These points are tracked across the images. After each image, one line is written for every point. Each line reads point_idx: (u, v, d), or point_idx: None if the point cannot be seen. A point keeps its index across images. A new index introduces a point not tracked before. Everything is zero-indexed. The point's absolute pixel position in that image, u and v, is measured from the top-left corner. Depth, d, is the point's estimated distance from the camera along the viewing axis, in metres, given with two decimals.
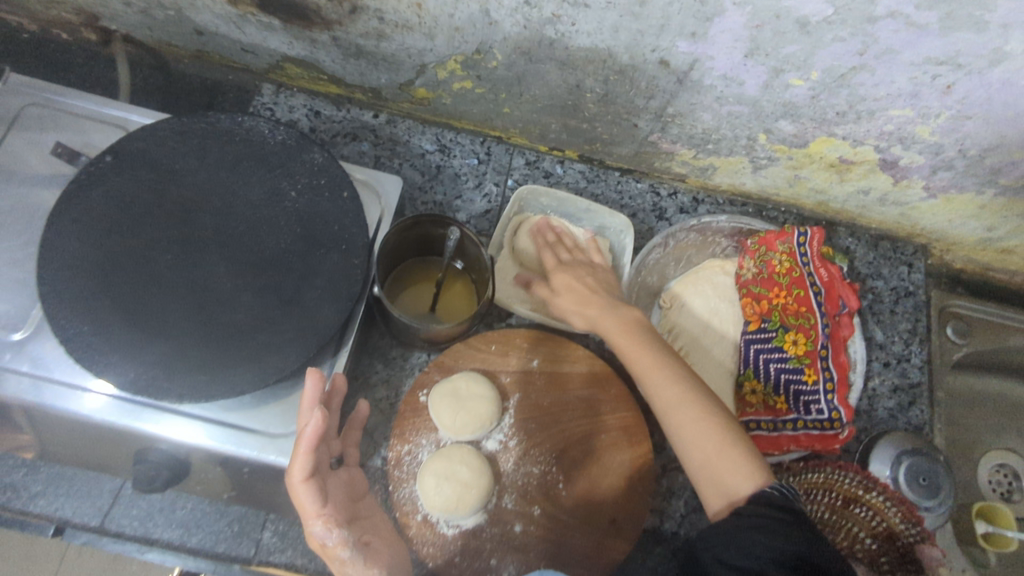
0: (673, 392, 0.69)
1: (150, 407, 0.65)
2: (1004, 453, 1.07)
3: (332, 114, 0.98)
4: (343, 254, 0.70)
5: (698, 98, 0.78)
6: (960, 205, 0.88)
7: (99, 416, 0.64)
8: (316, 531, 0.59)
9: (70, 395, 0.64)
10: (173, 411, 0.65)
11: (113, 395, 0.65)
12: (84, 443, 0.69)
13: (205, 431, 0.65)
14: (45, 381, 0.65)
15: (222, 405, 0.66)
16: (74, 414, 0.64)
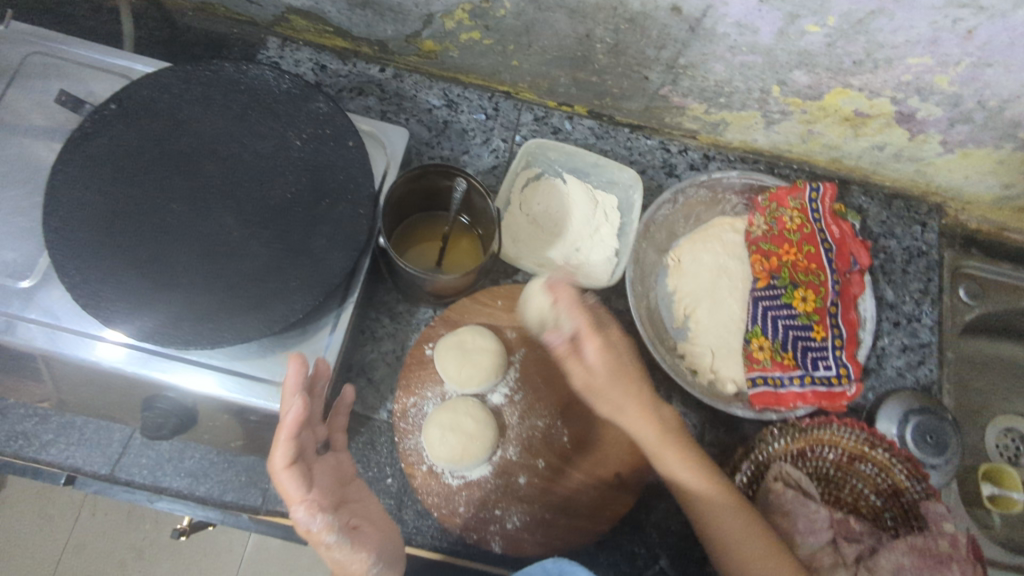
0: (716, 503, 0.67)
1: (166, 357, 0.66)
2: (1012, 417, 1.07)
3: (337, 68, 0.96)
4: (349, 205, 0.69)
5: (710, 47, 0.76)
6: (977, 161, 0.86)
7: (115, 364, 0.64)
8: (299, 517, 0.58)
9: (85, 344, 0.65)
10: (188, 361, 0.66)
11: (130, 344, 0.65)
12: (96, 391, 0.69)
13: (219, 381, 0.66)
14: (59, 329, 0.65)
15: (236, 356, 0.67)
16: (90, 362, 0.64)
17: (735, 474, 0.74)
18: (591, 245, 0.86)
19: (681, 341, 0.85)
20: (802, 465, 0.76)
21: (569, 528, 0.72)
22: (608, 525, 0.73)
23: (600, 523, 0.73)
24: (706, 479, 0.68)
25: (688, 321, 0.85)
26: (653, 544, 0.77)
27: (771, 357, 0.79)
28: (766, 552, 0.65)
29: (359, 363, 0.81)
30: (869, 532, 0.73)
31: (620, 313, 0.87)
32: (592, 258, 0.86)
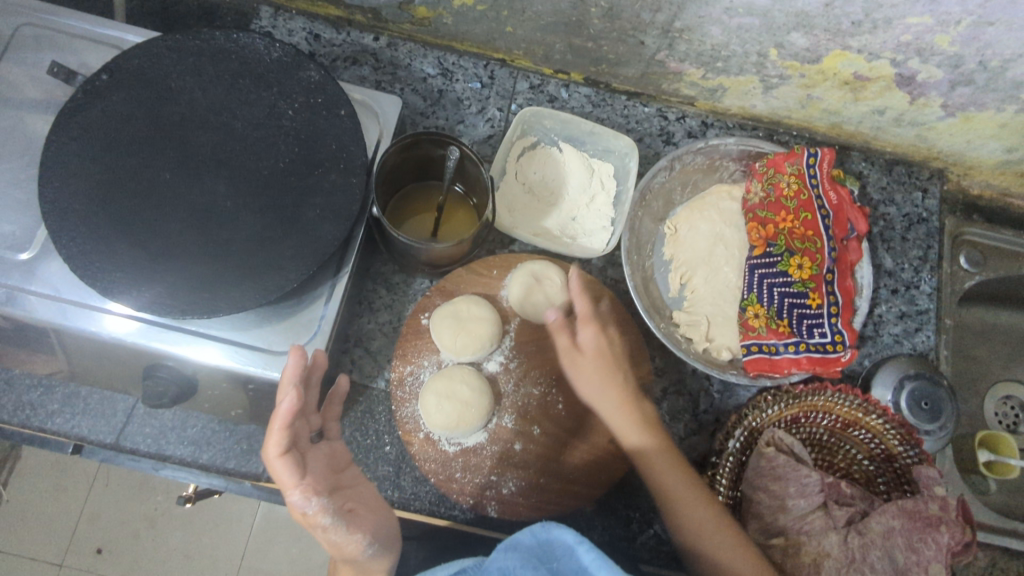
0: (680, 487, 0.69)
1: (178, 330, 0.67)
2: (1011, 384, 1.07)
3: (331, 37, 0.95)
4: (341, 174, 0.69)
5: (706, 10, 0.75)
6: (980, 124, 0.85)
7: (129, 339, 0.65)
8: (294, 504, 0.59)
9: (98, 318, 0.66)
10: (199, 333, 0.67)
11: (143, 319, 0.66)
12: (100, 360, 0.70)
13: (229, 353, 0.67)
14: (70, 304, 0.66)
15: (240, 327, 0.68)
16: (103, 336, 0.65)
17: (729, 440, 0.74)
18: (587, 215, 0.86)
19: (677, 310, 0.86)
20: (795, 430, 0.78)
21: (562, 494, 0.74)
22: (601, 490, 0.74)
23: (594, 488, 0.74)
24: (673, 466, 0.70)
25: (684, 288, 0.86)
26: (648, 508, 0.78)
27: (767, 324, 0.79)
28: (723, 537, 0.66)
29: (356, 333, 0.82)
30: (861, 496, 0.73)
31: (616, 281, 0.87)
32: (588, 227, 0.86)
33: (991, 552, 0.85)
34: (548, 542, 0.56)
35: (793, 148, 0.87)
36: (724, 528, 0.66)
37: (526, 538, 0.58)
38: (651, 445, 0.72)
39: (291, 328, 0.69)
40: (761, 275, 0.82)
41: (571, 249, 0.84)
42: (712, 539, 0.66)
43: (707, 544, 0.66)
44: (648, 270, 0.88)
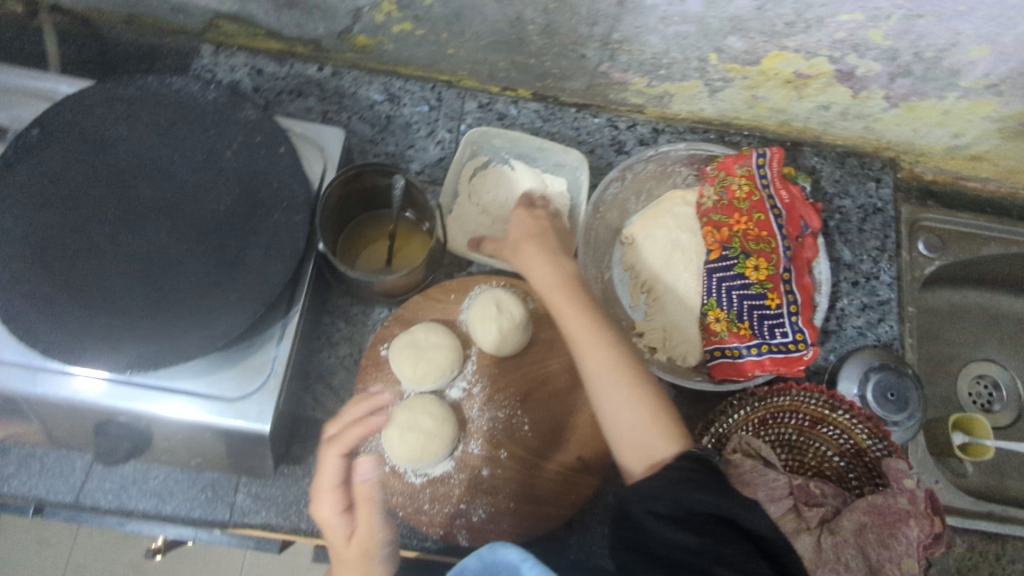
0: (601, 358, 0.67)
1: (150, 387, 0.65)
2: (983, 364, 1.08)
3: (274, 71, 0.94)
4: (284, 212, 0.68)
5: (642, 20, 0.75)
6: (924, 113, 0.85)
7: (102, 401, 0.64)
8: (325, 510, 0.65)
9: (69, 382, 0.64)
10: (170, 390, 0.66)
11: (115, 379, 0.65)
12: (59, 422, 0.68)
13: (203, 407, 0.65)
14: (40, 370, 0.64)
15: (213, 379, 0.66)
16: (75, 400, 0.64)
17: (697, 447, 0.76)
18: None
19: (639, 320, 0.85)
20: (764, 433, 0.78)
21: (533, 517, 0.73)
22: (573, 510, 0.73)
23: (565, 509, 0.73)
24: (602, 340, 0.68)
25: (646, 297, 0.85)
26: None
27: (727, 328, 0.80)
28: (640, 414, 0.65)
29: (317, 369, 0.80)
30: (834, 493, 0.73)
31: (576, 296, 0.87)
32: None
33: (970, 536, 0.85)
34: (495, 562, 0.56)
35: (743, 149, 0.88)
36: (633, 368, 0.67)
37: (472, 563, 0.58)
38: (577, 315, 0.70)
39: (242, 373, 0.67)
40: (718, 279, 0.82)
41: None
42: (628, 408, 0.65)
43: (624, 399, 0.65)
44: (605, 279, 0.88)
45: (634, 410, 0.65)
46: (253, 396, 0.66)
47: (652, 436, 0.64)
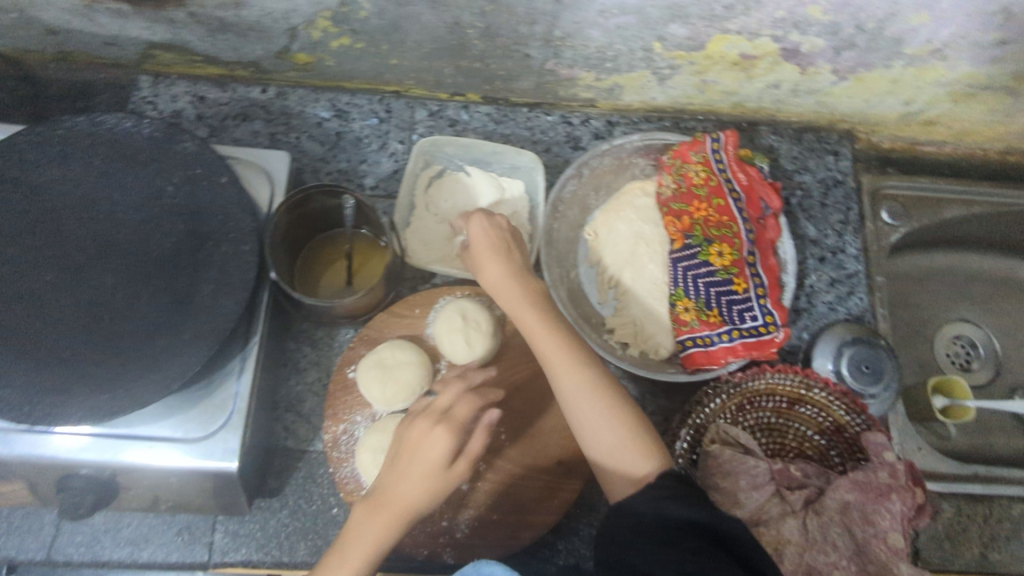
0: (574, 380, 0.66)
1: (128, 438, 0.64)
2: (958, 324, 1.08)
3: (217, 96, 0.92)
4: (232, 243, 0.67)
5: (581, 15, 0.73)
6: (873, 83, 0.85)
7: (81, 457, 0.62)
8: (429, 439, 0.65)
9: (45, 441, 0.62)
10: (148, 437, 0.64)
11: (94, 433, 0.63)
12: (30, 483, 0.66)
13: (181, 451, 0.64)
14: (13, 433, 0.62)
15: (188, 422, 0.65)
16: (54, 460, 0.62)
17: (676, 442, 0.74)
18: None
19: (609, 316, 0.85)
20: (742, 419, 0.77)
21: (516, 527, 0.72)
22: (556, 515, 0.72)
23: (548, 515, 0.72)
24: (571, 360, 0.67)
25: (614, 292, 0.85)
26: None
27: (697, 317, 0.79)
28: (617, 433, 0.64)
29: (286, 397, 0.79)
30: (817, 473, 0.73)
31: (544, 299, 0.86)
32: None
33: (957, 500, 0.85)
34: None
35: (696, 135, 0.88)
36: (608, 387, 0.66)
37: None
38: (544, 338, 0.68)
39: (204, 412, 0.65)
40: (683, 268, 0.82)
41: None
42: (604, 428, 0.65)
43: (603, 419, 0.65)
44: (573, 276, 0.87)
45: (610, 430, 0.65)
46: (217, 434, 0.65)
47: (630, 457, 0.63)
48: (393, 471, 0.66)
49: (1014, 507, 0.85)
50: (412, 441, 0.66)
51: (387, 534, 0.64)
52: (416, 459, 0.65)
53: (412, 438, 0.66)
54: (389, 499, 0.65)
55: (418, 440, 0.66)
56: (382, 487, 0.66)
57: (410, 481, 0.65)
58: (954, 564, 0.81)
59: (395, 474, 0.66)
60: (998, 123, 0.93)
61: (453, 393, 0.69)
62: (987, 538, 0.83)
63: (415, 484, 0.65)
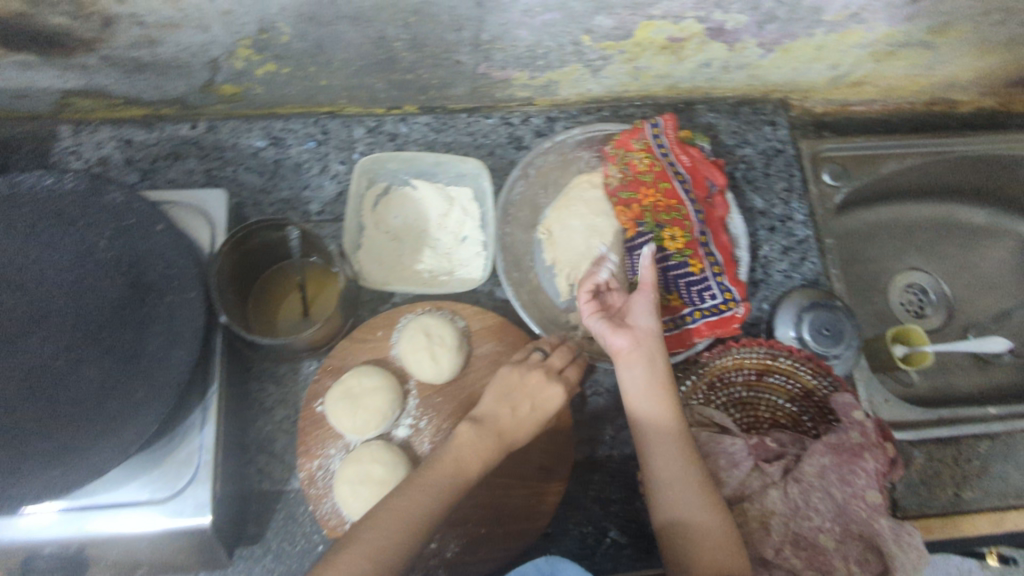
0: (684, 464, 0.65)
1: (99, 507, 0.61)
2: (908, 273, 1.12)
3: (144, 138, 0.88)
4: (177, 292, 0.65)
5: (506, 16, 0.73)
6: (799, 52, 0.86)
7: (53, 532, 0.60)
8: (549, 390, 0.71)
9: (14, 521, 0.60)
10: (120, 504, 0.62)
11: (65, 506, 0.61)
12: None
13: (156, 514, 0.62)
14: None
15: (160, 482, 0.63)
16: (23, 540, 0.60)
17: None
18: (459, 246, 0.86)
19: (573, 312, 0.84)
20: (715, 397, 0.78)
21: (505, 537, 0.72)
22: (545, 520, 0.72)
23: (538, 521, 0.72)
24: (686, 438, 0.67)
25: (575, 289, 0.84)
26: (599, 518, 0.77)
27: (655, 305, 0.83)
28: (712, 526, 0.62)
29: (256, 440, 0.77)
30: (792, 440, 0.75)
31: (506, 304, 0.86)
32: (463, 257, 0.85)
33: (927, 446, 0.88)
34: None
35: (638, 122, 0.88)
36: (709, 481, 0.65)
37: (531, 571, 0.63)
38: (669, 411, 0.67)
39: (169, 470, 0.63)
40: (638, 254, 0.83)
41: (452, 285, 0.82)
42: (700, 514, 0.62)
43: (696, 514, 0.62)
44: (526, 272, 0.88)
45: (709, 523, 0.62)
46: (186, 490, 0.63)
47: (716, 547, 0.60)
48: (504, 406, 0.70)
49: (980, 444, 0.89)
50: (520, 388, 0.71)
51: (493, 456, 0.67)
52: (533, 401, 0.70)
53: (529, 383, 0.71)
54: (498, 427, 0.68)
55: (533, 386, 0.71)
56: (494, 416, 0.69)
57: (525, 419, 0.69)
58: (932, 508, 0.84)
59: (508, 410, 0.70)
60: (921, 76, 0.96)
61: (565, 355, 0.75)
62: (959, 478, 0.86)
63: (528, 425, 0.70)
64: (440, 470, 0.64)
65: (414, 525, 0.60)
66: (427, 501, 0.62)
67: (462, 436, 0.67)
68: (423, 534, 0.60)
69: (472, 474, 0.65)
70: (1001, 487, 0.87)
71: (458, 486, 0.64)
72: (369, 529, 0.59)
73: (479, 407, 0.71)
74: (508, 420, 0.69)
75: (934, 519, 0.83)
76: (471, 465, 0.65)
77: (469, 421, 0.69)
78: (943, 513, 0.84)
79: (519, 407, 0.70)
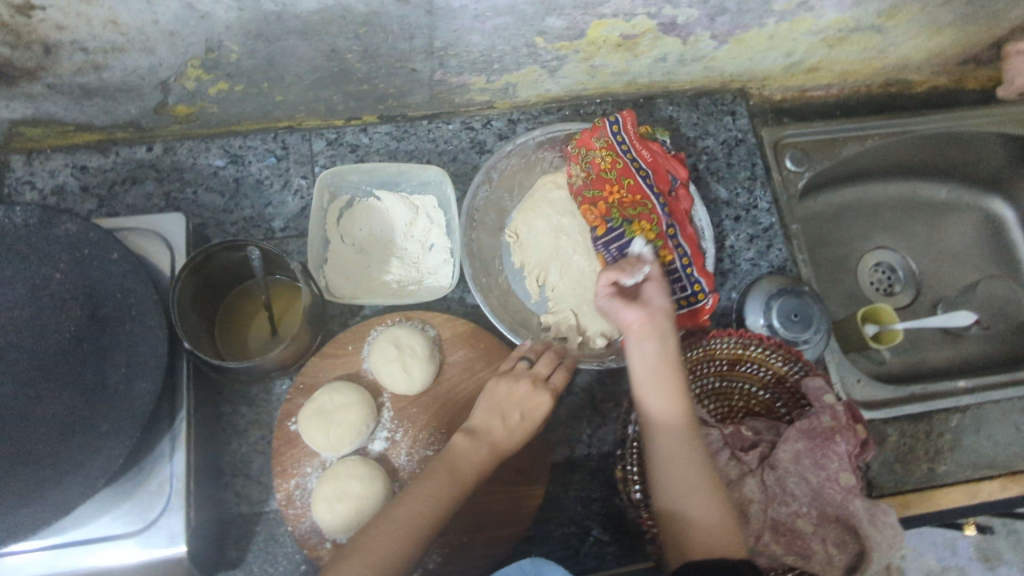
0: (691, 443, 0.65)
1: (76, 543, 0.62)
2: (877, 252, 1.13)
3: (99, 164, 0.87)
4: (136, 321, 0.64)
5: (457, 23, 0.72)
6: (753, 42, 0.87)
7: (31, 571, 0.61)
8: (536, 398, 0.71)
9: None
10: (96, 538, 0.62)
11: (41, 544, 0.61)
12: None
13: (133, 546, 0.62)
14: None
15: (135, 513, 0.63)
16: None
17: (627, 427, 0.73)
18: (426, 254, 0.85)
19: (544, 313, 0.85)
20: None
21: (485, 544, 0.72)
22: (525, 524, 0.72)
23: (517, 525, 0.72)
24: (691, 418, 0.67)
25: (544, 289, 0.86)
26: (580, 518, 0.78)
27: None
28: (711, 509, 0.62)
29: (231, 463, 0.76)
30: (767, 428, 0.77)
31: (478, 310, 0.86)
32: (431, 265, 0.85)
33: (899, 423, 0.89)
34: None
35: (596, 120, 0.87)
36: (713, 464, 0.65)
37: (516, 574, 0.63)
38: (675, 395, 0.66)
39: (140, 501, 0.64)
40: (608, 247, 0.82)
41: (420, 294, 0.83)
42: (699, 498, 0.62)
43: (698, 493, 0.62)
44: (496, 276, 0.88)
45: (711, 507, 0.62)
46: (159, 520, 0.63)
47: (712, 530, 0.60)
48: (494, 416, 0.70)
49: (951, 418, 0.90)
50: (509, 397, 0.71)
51: (487, 466, 0.67)
52: (522, 409, 0.70)
53: (516, 392, 0.71)
54: (491, 436, 0.68)
55: (523, 394, 0.71)
56: (486, 427, 0.69)
57: (516, 427, 0.69)
58: (907, 483, 0.86)
59: (499, 420, 0.70)
60: (874, 59, 0.98)
61: (551, 360, 0.74)
62: (933, 452, 0.88)
63: (519, 433, 0.69)
64: (436, 480, 0.64)
65: (408, 533, 0.60)
66: (422, 511, 0.62)
67: (456, 447, 0.67)
68: (419, 546, 0.60)
69: (466, 482, 0.65)
70: (974, 459, 0.88)
71: (454, 495, 0.64)
72: (366, 539, 0.59)
73: (471, 419, 0.70)
74: (501, 429, 0.69)
75: (910, 494, 0.85)
76: (465, 474, 0.65)
77: (464, 432, 0.69)
78: (919, 488, 0.85)
79: (509, 416, 0.70)
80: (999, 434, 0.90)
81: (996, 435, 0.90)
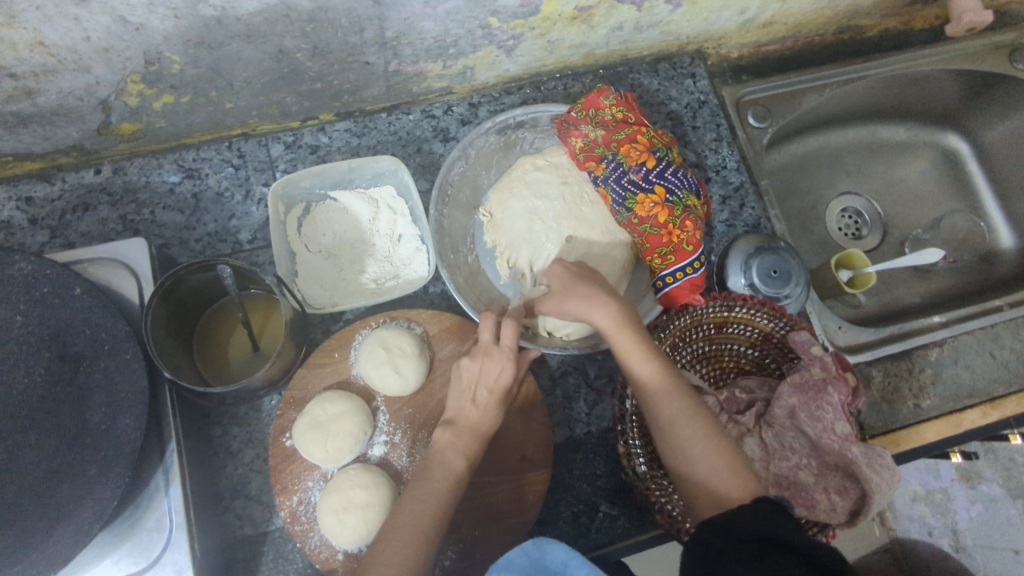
0: (673, 407, 0.63)
1: None
2: (843, 198, 1.15)
3: (46, 193, 0.82)
4: (110, 355, 0.61)
5: (407, 10, 0.70)
6: (706, 4, 0.87)
7: None
8: (494, 371, 0.69)
9: None
10: None
11: None
12: None
13: None
14: None
15: (136, 552, 0.62)
16: None
17: (623, 402, 0.73)
18: (396, 246, 0.84)
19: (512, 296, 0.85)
20: (679, 355, 0.78)
21: (502, 534, 0.72)
22: (536, 510, 0.72)
23: (529, 512, 0.72)
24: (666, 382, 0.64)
25: (514, 271, 0.85)
26: (588, 495, 0.78)
27: (675, 246, 0.78)
28: (718, 467, 0.60)
29: (228, 486, 0.74)
30: (759, 385, 0.79)
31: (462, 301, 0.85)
32: (404, 256, 0.84)
33: (882, 363, 0.92)
34: (542, 561, 0.55)
35: (584, 96, 0.86)
36: (700, 423, 0.62)
37: (518, 557, 0.55)
38: (653, 351, 0.65)
39: (140, 540, 0.62)
40: (653, 188, 0.78)
41: (399, 288, 0.81)
42: (712, 462, 0.60)
43: (693, 456, 0.61)
44: (474, 265, 0.87)
45: (714, 468, 0.60)
46: (162, 557, 0.62)
47: (733, 489, 0.58)
48: (464, 400, 0.69)
49: (930, 352, 0.93)
50: (472, 379, 0.69)
51: (475, 453, 0.66)
52: (488, 386, 0.69)
53: (477, 371, 0.69)
54: (470, 422, 0.67)
55: (483, 372, 0.69)
56: (463, 413, 0.68)
57: (488, 406, 0.68)
58: (895, 421, 0.88)
59: (470, 403, 0.69)
60: (824, 9, 0.98)
61: (493, 323, 0.71)
62: (916, 389, 0.91)
63: (493, 409, 0.68)
64: (428, 478, 0.64)
65: (418, 534, 0.60)
66: (425, 513, 0.61)
67: (441, 441, 0.66)
68: (431, 544, 0.60)
69: (458, 472, 0.64)
70: (955, 390, 0.91)
71: (451, 488, 0.63)
72: (377, 552, 0.59)
73: (446, 410, 0.70)
74: (475, 412, 0.68)
75: (899, 431, 0.87)
76: (457, 464, 0.65)
77: (443, 425, 0.68)
78: (906, 424, 0.88)
79: (478, 396, 0.69)
80: (976, 363, 0.93)
81: (974, 364, 0.93)
